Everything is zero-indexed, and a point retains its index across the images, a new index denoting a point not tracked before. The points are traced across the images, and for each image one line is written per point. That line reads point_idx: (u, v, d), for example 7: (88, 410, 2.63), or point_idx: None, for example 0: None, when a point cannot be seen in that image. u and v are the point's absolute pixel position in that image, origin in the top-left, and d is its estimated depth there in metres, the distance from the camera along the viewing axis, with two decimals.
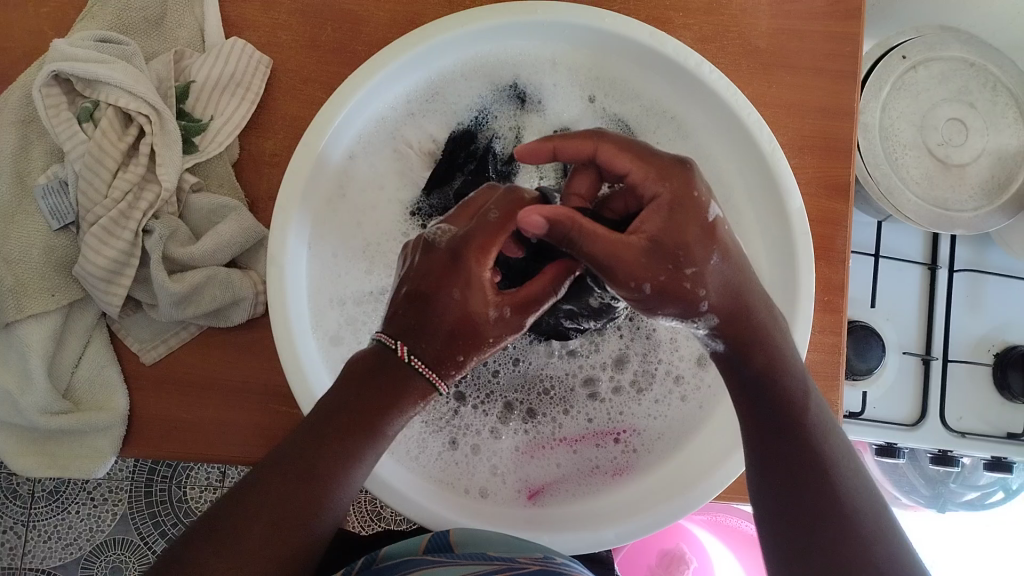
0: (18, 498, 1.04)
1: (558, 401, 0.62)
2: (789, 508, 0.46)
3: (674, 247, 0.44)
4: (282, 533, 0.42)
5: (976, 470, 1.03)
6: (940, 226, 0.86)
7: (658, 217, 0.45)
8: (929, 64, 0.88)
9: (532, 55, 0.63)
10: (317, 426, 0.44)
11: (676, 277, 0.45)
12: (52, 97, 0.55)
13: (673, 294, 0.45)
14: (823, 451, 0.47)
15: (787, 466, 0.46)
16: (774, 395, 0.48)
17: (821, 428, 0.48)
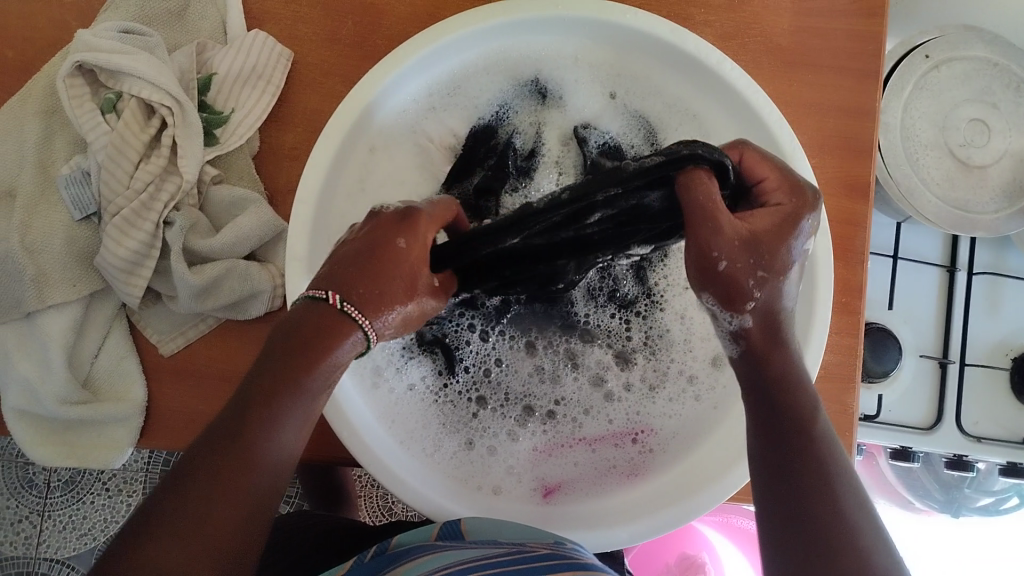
0: (35, 487, 1.05)
1: (575, 405, 0.61)
2: (793, 518, 0.41)
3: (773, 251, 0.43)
4: (238, 489, 0.38)
5: (992, 475, 1.02)
6: (959, 228, 0.86)
7: (767, 219, 0.43)
8: (952, 64, 0.87)
9: (554, 49, 0.63)
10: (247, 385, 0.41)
11: (748, 270, 0.42)
12: (75, 87, 0.56)
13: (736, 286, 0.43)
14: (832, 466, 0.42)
15: (790, 477, 0.42)
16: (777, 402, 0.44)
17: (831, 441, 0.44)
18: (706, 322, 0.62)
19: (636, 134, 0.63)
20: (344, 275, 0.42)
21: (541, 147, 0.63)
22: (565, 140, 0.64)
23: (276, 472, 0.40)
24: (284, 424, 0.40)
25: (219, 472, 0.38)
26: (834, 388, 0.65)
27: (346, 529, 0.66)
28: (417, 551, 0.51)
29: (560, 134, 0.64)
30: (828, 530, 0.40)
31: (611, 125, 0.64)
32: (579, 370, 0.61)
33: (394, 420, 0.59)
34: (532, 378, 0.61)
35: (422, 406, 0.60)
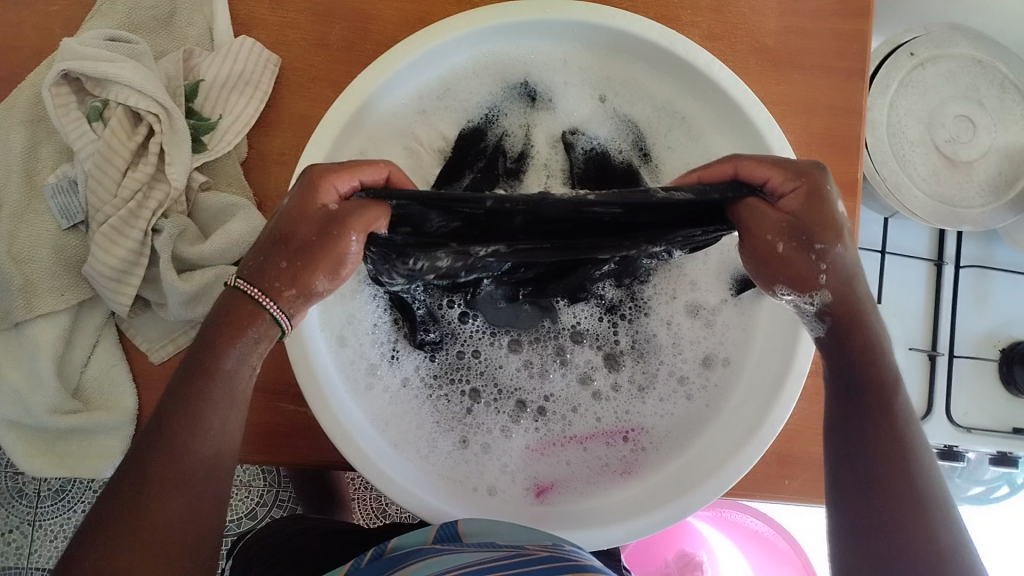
0: (24, 496, 1.04)
1: (564, 402, 0.62)
2: (869, 490, 0.46)
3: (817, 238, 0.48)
4: (172, 484, 0.43)
5: (981, 466, 1.04)
6: (947, 223, 0.86)
7: (798, 199, 0.48)
8: (936, 61, 0.87)
9: (543, 53, 0.63)
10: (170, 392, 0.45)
11: (804, 248, 0.48)
12: (60, 96, 0.55)
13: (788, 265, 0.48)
14: (911, 447, 0.46)
15: (868, 448, 0.47)
16: (878, 390, 0.48)
17: (908, 418, 0.47)
18: (694, 329, 0.63)
19: (624, 139, 0.64)
20: (289, 261, 0.47)
21: (530, 150, 0.64)
22: (553, 144, 0.64)
23: (209, 461, 0.45)
24: (207, 419, 0.45)
25: (153, 474, 0.43)
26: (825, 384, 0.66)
27: (341, 532, 0.66)
28: (417, 554, 0.51)
29: (548, 137, 0.64)
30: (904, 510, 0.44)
31: (600, 130, 0.64)
32: (567, 367, 0.62)
33: (388, 421, 0.59)
34: (520, 373, 0.61)
35: (416, 403, 0.60)
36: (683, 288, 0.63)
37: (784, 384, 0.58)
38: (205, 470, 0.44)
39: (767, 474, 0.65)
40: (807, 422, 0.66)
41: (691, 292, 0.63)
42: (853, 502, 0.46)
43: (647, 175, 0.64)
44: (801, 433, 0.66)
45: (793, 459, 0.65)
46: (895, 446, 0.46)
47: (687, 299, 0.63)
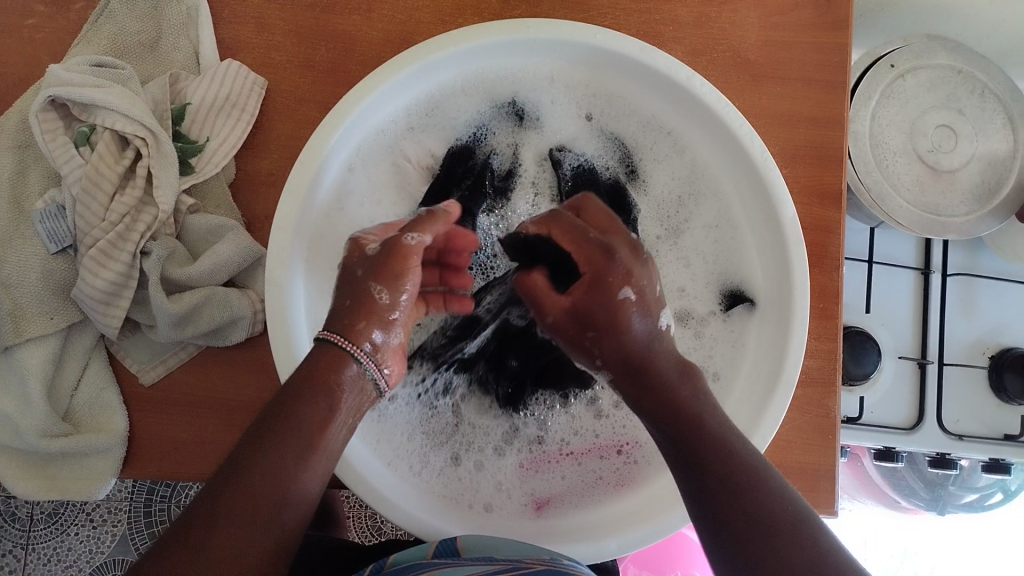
0: (17, 521, 1.03)
1: (566, 421, 0.62)
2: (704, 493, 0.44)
3: (602, 250, 0.48)
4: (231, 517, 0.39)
5: (975, 473, 1.03)
6: (932, 232, 0.87)
7: (573, 294, 0.48)
8: (916, 72, 0.88)
9: (529, 71, 0.64)
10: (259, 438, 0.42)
11: (576, 337, 0.48)
12: (48, 122, 0.56)
13: (605, 290, 0.47)
14: (741, 458, 0.45)
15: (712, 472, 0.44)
16: (657, 384, 0.47)
17: (722, 436, 0.46)
18: (684, 339, 0.65)
19: (612, 155, 0.66)
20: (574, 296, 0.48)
21: (518, 168, 0.65)
22: (541, 161, 0.65)
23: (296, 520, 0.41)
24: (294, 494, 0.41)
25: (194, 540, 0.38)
26: (814, 393, 0.67)
27: (340, 549, 0.66)
28: (413, 570, 0.51)
29: (536, 155, 0.65)
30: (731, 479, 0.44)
31: (587, 147, 0.66)
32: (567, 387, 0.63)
33: (378, 436, 0.59)
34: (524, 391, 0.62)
35: (406, 418, 0.60)
36: (672, 296, 0.66)
37: (771, 402, 0.61)
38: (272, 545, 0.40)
39: None
40: (798, 433, 0.66)
41: (678, 299, 0.66)
42: (724, 545, 0.43)
43: (632, 190, 0.66)
44: (790, 443, 0.66)
45: (785, 469, 0.66)
46: (773, 494, 0.43)
47: (674, 309, 0.65)
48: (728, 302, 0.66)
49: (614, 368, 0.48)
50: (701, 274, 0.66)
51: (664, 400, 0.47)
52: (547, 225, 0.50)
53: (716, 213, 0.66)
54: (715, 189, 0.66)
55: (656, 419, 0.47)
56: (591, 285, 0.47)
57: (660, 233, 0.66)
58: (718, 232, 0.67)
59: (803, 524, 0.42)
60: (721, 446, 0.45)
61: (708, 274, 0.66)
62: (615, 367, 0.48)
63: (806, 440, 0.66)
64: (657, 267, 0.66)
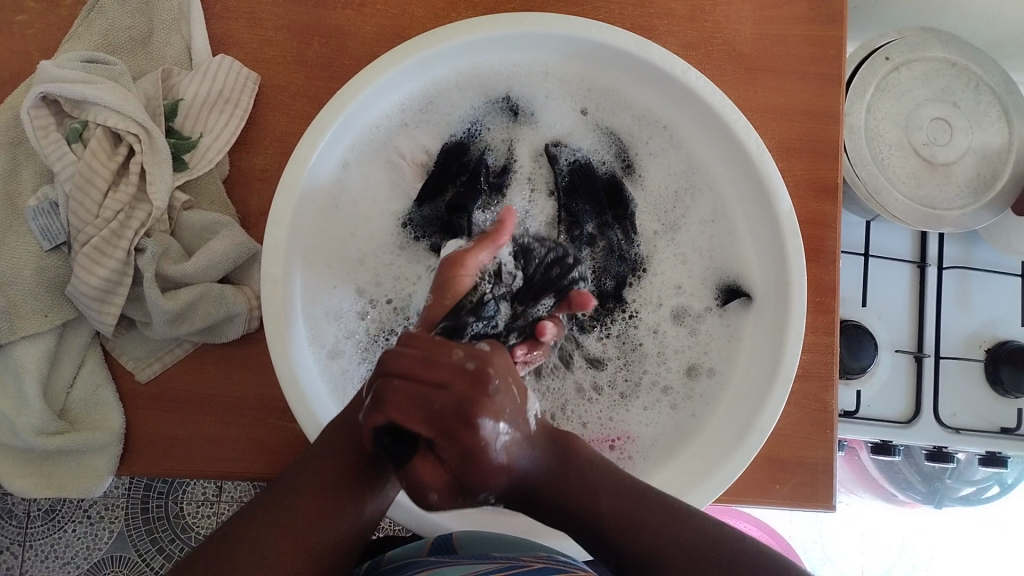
0: (14, 518, 1.03)
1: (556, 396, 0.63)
2: (625, 561, 0.46)
3: (488, 356, 0.42)
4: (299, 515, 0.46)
5: (971, 466, 1.03)
6: (928, 225, 0.87)
7: (435, 439, 0.40)
8: (911, 65, 0.89)
9: (524, 66, 0.64)
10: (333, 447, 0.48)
11: (470, 471, 0.41)
12: (40, 118, 0.55)
13: (480, 459, 0.37)
14: (656, 518, 0.46)
15: (630, 534, 0.46)
16: (551, 478, 0.45)
17: (620, 506, 0.46)
18: (679, 338, 0.65)
19: (607, 150, 0.66)
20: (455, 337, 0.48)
21: (514, 163, 0.65)
22: (536, 157, 0.65)
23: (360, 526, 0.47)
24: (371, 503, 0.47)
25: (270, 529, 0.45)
26: (811, 387, 0.67)
27: None
28: (411, 569, 0.52)
29: (532, 151, 0.65)
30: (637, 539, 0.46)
31: (582, 142, 0.66)
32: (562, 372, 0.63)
33: None
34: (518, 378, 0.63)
35: None
36: (669, 294, 0.66)
37: (769, 395, 0.60)
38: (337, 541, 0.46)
39: (756, 478, 0.65)
40: (795, 426, 0.66)
41: (675, 297, 0.66)
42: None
43: (628, 185, 0.66)
44: (787, 436, 0.66)
45: (782, 462, 0.66)
46: (711, 549, 0.46)
47: (671, 305, 0.66)
48: (725, 296, 0.66)
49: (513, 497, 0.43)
50: (697, 269, 0.67)
51: (573, 487, 0.46)
52: (390, 376, 0.38)
53: (711, 208, 0.67)
54: (711, 183, 0.66)
55: (556, 516, 0.46)
56: (484, 409, 0.43)
57: (656, 228, 0.66)
58: (713, 227, 0.67)
59: (749, 567, 0.46)
60: (662, 528, 0.46)
61: (705, 270, 0.66)
62: (508, 493, 0.42)
63: (803, 433, 0.66)
64: (653, 262, 0.66)
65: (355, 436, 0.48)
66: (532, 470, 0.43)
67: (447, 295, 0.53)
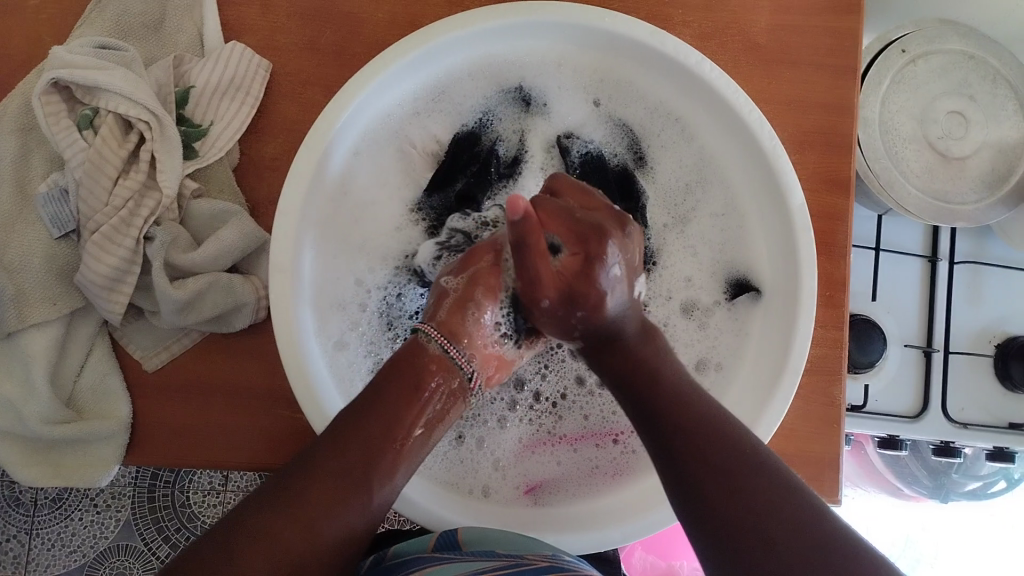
0: (21, 505, 1.04)
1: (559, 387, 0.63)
2: (690, 487, 0.45)
3: (596, 230, 0.48)
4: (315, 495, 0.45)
5: (978, 461, 1.03)
6: (941, 219, 0.87)
7: (571, 272, 0.48)
8: (928, 57, 0.87)
9: (537, 56, 0.63)
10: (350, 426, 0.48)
11: (565, 315, 0.49)
12: (51, 104, 0.55)
13: (590, 274, 0.48)
14: (730, 438, 0.46)
15: (705, 448, 0.45)
16: (629, 350, 0.50)
17: (708, 412, 0.47)
18: (688, 331, 0.65)
19: (619, 142, 0.65)
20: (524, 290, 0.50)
21: (525, 154, 0.64)
22: (548, 148, 0.65)
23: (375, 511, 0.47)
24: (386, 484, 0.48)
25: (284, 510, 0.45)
26: (820, 382, 0.66)
27: None
28: (414, 564, 0.51)
29: (544, 143, 0.64)
30: (713, 448, 0.45)
31: (595, 134, 0.65)
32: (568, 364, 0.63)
33: None
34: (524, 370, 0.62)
35: None
36: (678, 288, 0.65)
37: (778, 389, 0.60)
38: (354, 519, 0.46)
39: None
40: (804, 422, 0.66)
41: (685, 290, 0.65)
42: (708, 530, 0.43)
43: (640, 177, 0.65)
44: (795, 433, 0.66)
45: (788, 458, 0.66)
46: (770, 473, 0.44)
47: (681, 298, 0.65)
48: (734, 291, 0.66)
49: (590, 331, 0.50)
50: (707, 262, 0.66)
51: (648, 372, 0.48)
52: (545, 207, 0.50)
53: (722, 202, 0.66)
54: (722, 175, 0.66)
55: (624, 383, 0.49)
56: (587, 262, 0.48)
57: (667, 221, 0.66)
58: (724, 220, 0.66)
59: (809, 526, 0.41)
60: (727, 446, 0.45)
61: (715, 263, 0.66)
62: (590, 329, 0.50)
63: (811, 428, 0.66)
64: (663, 255, 0.65)
65: (371, 418, 0.48)
66: (619, 321, 0.50)
67: (587, 212, 0.50)
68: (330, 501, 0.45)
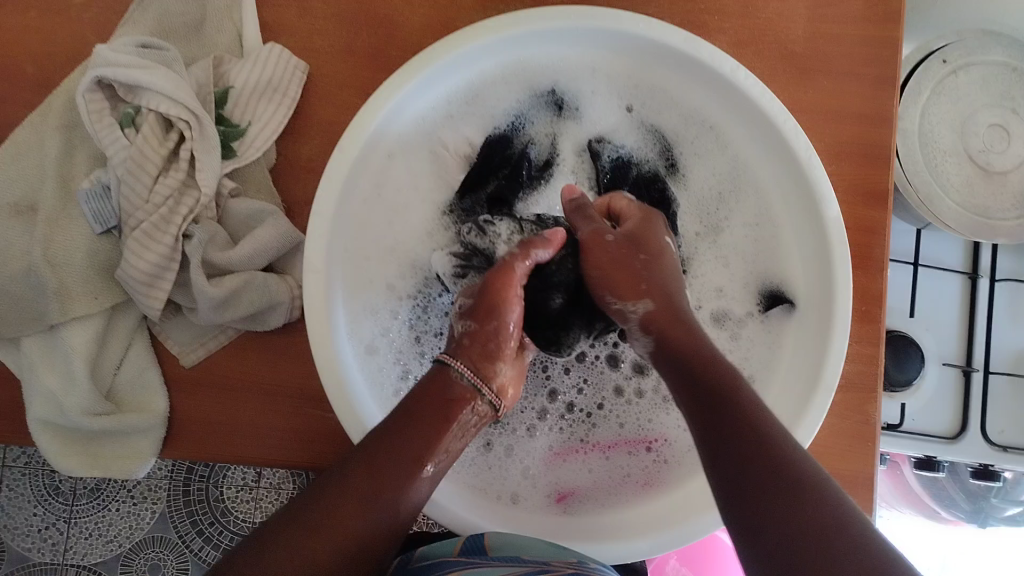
0: (59, 495, 1.05)
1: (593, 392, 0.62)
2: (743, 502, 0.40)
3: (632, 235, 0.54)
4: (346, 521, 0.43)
5: (1018, 485, 0.98)
6: (980, 235, 0.85)
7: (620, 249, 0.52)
8: (969, 69, 0.86)
9: (571, 61, 0.64)
10: (383, 448, 0.46)
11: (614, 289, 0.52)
12: (95, 102, 0.56)
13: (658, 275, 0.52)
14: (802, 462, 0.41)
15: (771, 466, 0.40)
16: (694, 366, 0.46)
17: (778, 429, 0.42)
18: (720, 340, 0.64)
19: (652, 148, 0.65)
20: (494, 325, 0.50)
21: (556, 158, 0.65)
22: (579, 152, 0.65)
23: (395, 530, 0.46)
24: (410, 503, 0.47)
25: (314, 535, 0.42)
26: (855, 398, 0.65)
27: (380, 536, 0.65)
28: (441, 566, 0.51)
29: (574, 146, 0.65)
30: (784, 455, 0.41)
31: (627, 138, 0.65)
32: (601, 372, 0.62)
33: None
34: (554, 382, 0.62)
35: None
36: (710, 296, 0.64)
37: (811, 403, 0.59)
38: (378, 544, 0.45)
39: None
40: (839, 436, 0.65)
41: (716, 300, 0.64)
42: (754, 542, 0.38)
43: (672, 184, 0.65)
44: (828, 447, 0.65)
45: None
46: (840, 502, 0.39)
47: (711, 309, 0.64)
48: (767, 303, 0.65)
49: (646, 317, 0.50)
50: (741, 273, 0.65)
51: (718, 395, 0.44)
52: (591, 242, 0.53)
53: (758, 209, 0.65)
54: (757, 186, 0.65)
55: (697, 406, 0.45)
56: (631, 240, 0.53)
57: (699, 230, 0.65)
58: (760, 229, 0.65)
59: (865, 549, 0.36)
60: (787, 456, 0.41)
61: (749, 272, 0.65)
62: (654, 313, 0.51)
63: (846, 445, 0.65)
64: (696, 264, 0.65)
65: (402, 441, 0.46)
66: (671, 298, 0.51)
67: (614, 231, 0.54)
68: (359, 529, 0.43)
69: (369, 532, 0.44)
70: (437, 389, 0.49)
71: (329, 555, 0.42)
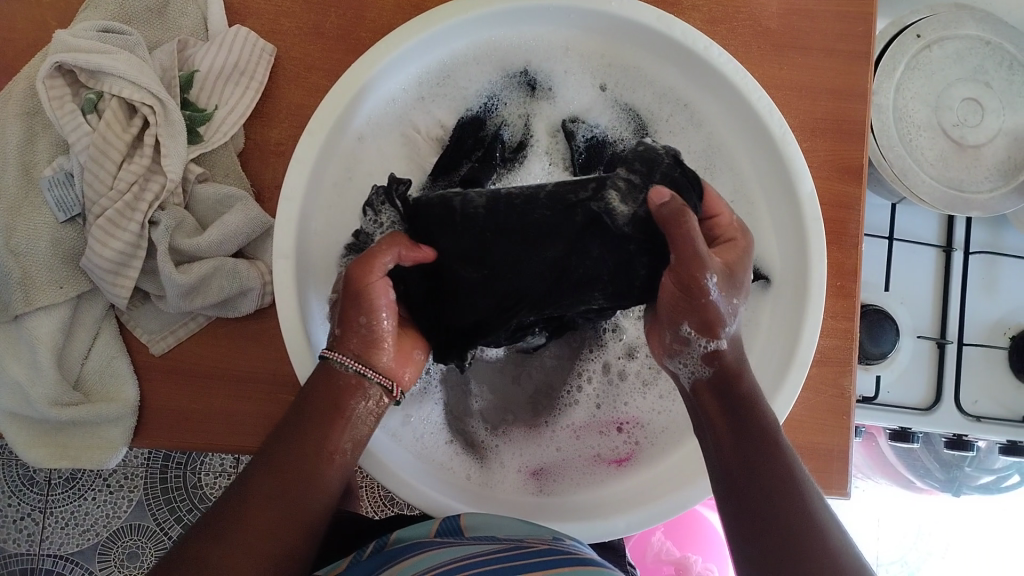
0: (34, 485, 1.05)
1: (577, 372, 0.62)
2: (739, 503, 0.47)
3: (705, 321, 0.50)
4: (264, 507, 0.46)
5: (992, 453, 1.01)
6: (955, 209, 0.85)
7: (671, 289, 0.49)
8: (943, 44, 0.86)
9: (544, 40, 0.63)
10: (297, 436, 0.49)
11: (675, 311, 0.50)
12: (55, 88, 0.55)
13: (697, 313, 0.49)
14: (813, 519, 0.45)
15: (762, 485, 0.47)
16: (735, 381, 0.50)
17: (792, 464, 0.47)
18: None
19: (626, 127, 0.64)
20: (365, 314, 0.50)
21: (530, 138, 0.64)
22: (553, 133, 0.64)
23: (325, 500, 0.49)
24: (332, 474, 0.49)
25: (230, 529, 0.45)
26: (828, 372, 0.66)
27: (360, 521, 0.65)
28: (415, 548, 0.51)
29: (548, 126, 0.64)
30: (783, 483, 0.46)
31: (600, 118, 0.64)
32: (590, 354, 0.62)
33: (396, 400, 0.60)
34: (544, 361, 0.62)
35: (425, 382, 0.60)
36: None
37: (786, 379, 0.59)
38: (297, 526, 0.47)
39: None
40: (813, 411, 0.65)
41: None
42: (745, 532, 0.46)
43: None
44: (803, 422, 0.65)
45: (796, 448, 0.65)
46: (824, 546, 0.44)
47: None
48: None
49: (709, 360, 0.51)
50: None
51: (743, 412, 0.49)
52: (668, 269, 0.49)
53: (732, 188, 0.65)
54: (731, 163, 0.65)
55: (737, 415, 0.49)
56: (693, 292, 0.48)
57: None
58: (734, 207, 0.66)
59: None
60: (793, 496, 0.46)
61: None
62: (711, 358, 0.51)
63: (822, 418, 0.65)
64: None
65: (311, 430, 0.49)
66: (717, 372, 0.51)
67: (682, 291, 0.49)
68: (274, 506, 0.46)
69: (292, 527, 0.47)
70: (330, 389, 0.50)
71: (247, 536, 0.45)
